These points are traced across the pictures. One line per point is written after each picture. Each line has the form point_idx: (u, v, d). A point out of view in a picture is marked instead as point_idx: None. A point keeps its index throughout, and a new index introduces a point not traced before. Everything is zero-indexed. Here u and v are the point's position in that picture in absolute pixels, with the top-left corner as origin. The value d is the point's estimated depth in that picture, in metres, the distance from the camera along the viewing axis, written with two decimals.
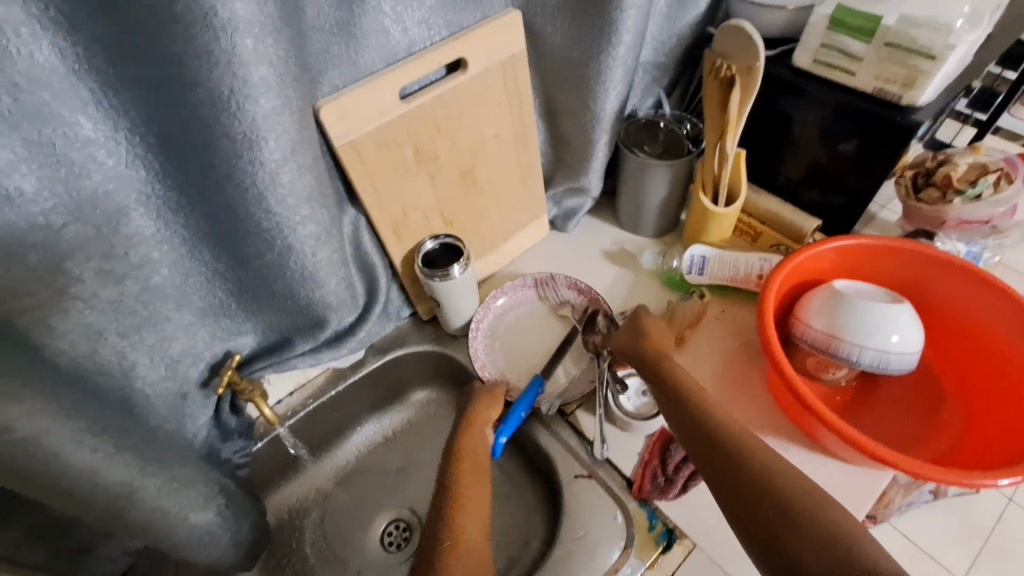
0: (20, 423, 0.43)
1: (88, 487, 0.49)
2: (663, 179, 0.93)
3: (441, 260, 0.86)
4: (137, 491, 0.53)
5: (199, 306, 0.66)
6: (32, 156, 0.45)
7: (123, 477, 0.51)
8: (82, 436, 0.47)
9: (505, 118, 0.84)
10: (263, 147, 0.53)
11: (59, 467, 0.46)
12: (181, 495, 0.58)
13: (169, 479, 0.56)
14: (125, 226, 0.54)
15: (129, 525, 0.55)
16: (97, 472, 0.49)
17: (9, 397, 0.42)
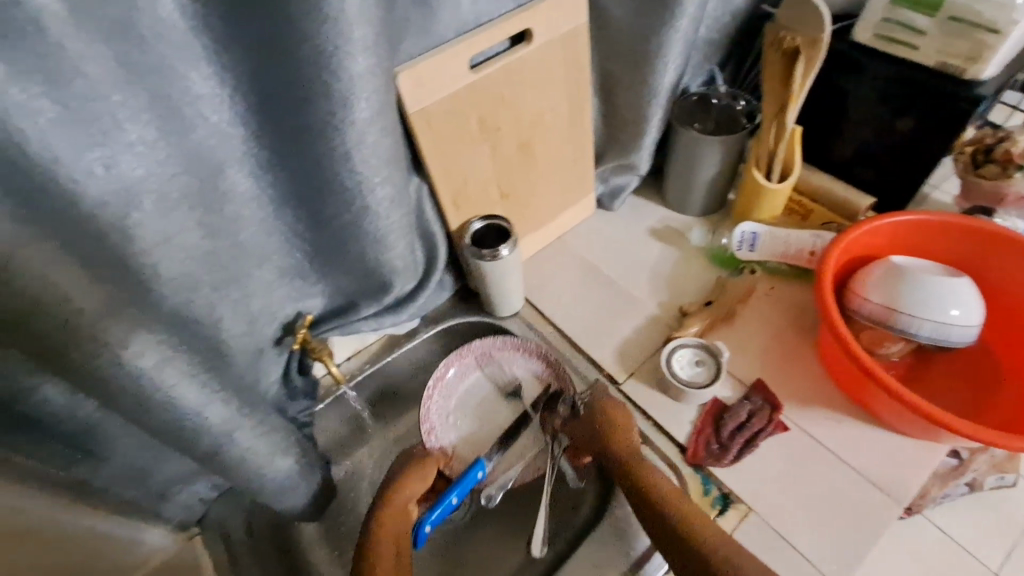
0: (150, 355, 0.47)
1: (194, 420, 0.52)
2: (715, 156, 0.94)
3: (488, 240, 0.87)
4: (235, 431, 0.57)
5: (277, 265, 0.69)
6: (151, 108, 0.48)
7: (224, 417, 0.55)
8: (194, 372, 0.51)
9: (565, 93, 0.85)
10: (355, 107, 0.55)
11: (169, 402, 0.50)
12: (270, 439, 0.62)
13: (261, 423, 0.60)
14: (223, 181, 0.57)
15: (223, 464, 0.58)
16: (201, 412, 0.52)
17: (140, 324, 0.46)
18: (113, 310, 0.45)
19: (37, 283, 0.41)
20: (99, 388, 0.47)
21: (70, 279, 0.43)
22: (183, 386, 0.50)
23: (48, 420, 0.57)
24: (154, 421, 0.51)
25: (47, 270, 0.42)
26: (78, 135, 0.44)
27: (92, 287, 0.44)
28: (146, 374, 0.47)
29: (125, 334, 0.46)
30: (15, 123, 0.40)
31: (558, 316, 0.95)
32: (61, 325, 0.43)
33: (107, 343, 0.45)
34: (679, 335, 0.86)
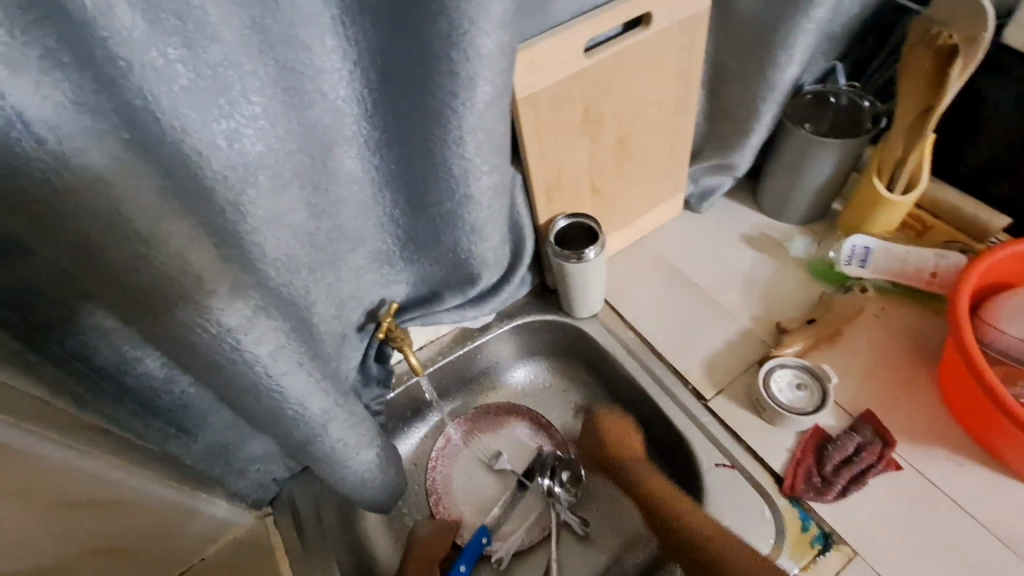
0: (266, 342, 0.49)
1: (296, 409, 0.55)
2: (829, 160, 0.86)
3: (576, 240, 0.83)
4: (329, 421, 0.58)
5: (369, 250, 0.67)
6: (276, 81, 0.45)
7: (324, 407, 0.57)
8: (302, 361, 0.53)
9: (674, 84, 0.78)
10: (477, 89, 0.51)
11: (278, 390, 0.52)
12: (356, 430, 0.61)
13: (354, 412, 0.61)
14: (332, 161, 0.55)
15: (314, 452, 0.60)
16: (304, 402, 0.55)
17: (264, 312, 0.49)
18: (237, 296, 0.46)
19: (173, 259, 0.43)
20: (216, 372, 0.50)
21: (204, 258, 0.44)
22: (292, 376, 0.53)
23: (146, 393, 0.58)
24: (264, 405, 0.54)
25: (184, 246, 0.43)
26: (207, 102, 0.41)
27: (223, 269, 0.45)
28: (259, 363, 0.50)
29: (244, 321, 0.47)
30: (150, 88, 0.37)
31: (640, 321, 0.89)
32: (190, 306, 0.45)
33: (229, 328, 0.47)
34: (779, 353, 0.79)
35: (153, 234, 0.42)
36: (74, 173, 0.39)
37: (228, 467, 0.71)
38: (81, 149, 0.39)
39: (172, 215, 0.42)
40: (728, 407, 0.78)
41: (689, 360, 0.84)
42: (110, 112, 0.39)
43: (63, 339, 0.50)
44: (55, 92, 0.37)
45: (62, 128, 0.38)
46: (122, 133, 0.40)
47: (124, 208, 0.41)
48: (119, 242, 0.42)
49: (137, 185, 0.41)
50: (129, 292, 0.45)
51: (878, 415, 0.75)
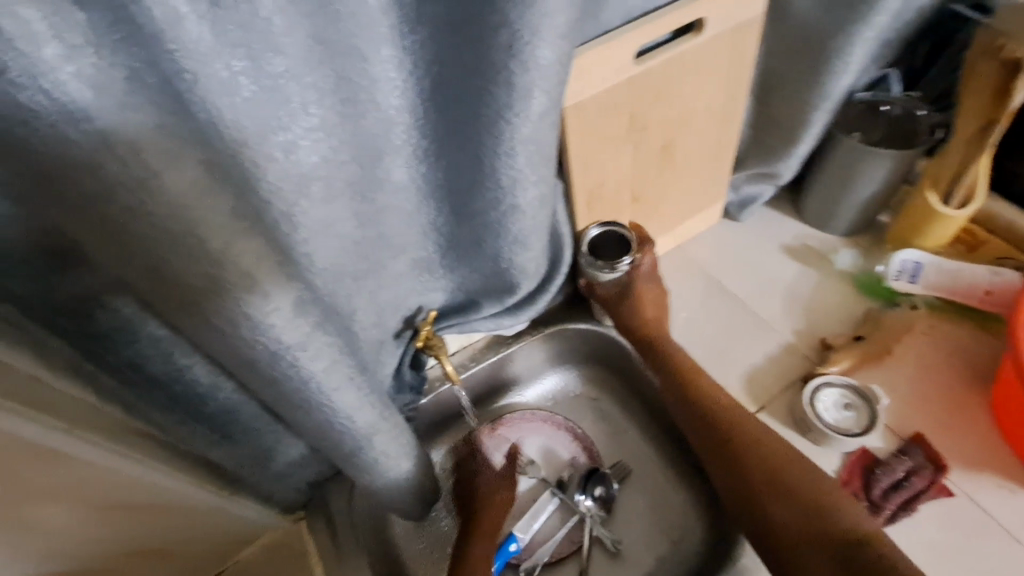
0: (321, 363, 0.48)
1: (345, 423, 0.55)
2: (881, 171, 0.82)
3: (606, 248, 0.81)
4: (375, 433, 0.58)
5: (410, 258, 0.66)
6: (334, 91, 0.44)
7: (370, 420, 0.57)
8: (353, 375, 0.53)
9: (721, 91, 0.76)
10: (533, 100, 0.50)
11: (328, 405, 0.52)
12: (398, 441, 0.61)
13: (397, 424, 0.61)
14: (380, 170, 0.54)
15: (357, 462, 0.60)
16: (352, 415, 0.55)
17: (322, 329, 0.48)
18: (298, 313, 0.45)
19: (240, 279, 0.40)
20: (273, 386, 0.50)
21: (271, 276, 0.42)
22: (342, 391, 0.52)
23: (193, 398, 0.57)
24: (310, 417, 0.53)
25: (254, 267, 0.40)
26: (267, 113, 0.40)
27: (287, 285, 0.43)
28: (314, 379, 0.49)
29: (301, 338, 0.46)
30: (214, 100, 0.36)
31: (678, 332, 0.87)
32: (249, 326, 0.43)
33: (287, 345, 0.45)
34: (824, 370, 0.77)
35: (224, 254, 0.39)
36: (151, 194, 0.36)
37: (263, 472, 0.70)
38: (157, 168, 0.35)
39: (243, 233, 0.40)
40: (770, 424, 0.77)
41: (729, 374, 0.82)
42: (185, 131, 0.36)
43: (115, 348, 0.49)
44: (139, 113, 0.34)
45: (142, 147, 0.34)
46: (198, 152, 0.37)
47: (200, 231, 0.38)
48: (194, 266, 0.39)
49: (212, 206, 0.37)
50: (196, 317, 0.43)
51: (929, 439, 0.72)
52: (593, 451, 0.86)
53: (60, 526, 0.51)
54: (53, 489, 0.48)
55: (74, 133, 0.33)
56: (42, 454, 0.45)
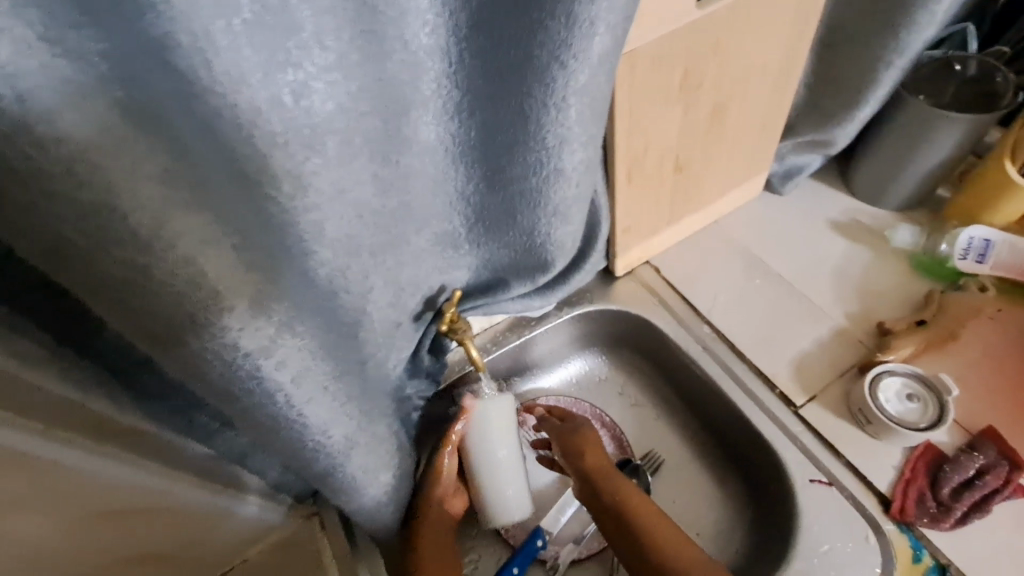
0: (289, 366, 0.41)
1: (317, 440, 0.48)
2: (951, 139, 0.74)
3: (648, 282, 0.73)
4: (346, 448, 0.52)
5: (434, 232, 0.58)
6: (355, 21, 0.36)
7: (344, 431, 0.50)
8: (326, 385, 0.46)
9: (782, 46, 0.67)
10: (594, 38, 0.42)
11: (300, 421, 0.45)
12: (369, 455, 0.55)
13: (371, 435, 0.55)
14: (407, 126, 0.45)
15: (331, 481, 0.54)
16: (325, 429, 0.48)
17: (291, 325, 0.40)
18: (256, 313, 0.37)
19: (183, 270, 0.33)
20: (246, 399, 0.41)
21: (221, 269, 0.35)
22: (314, 403, 0.45)
23: (190, 391, 0.49)
24: (278, 435, 0.46)
25: (195, 254, 0.33)
26: (275, 43, 0.32)
27: (244, 282, 0.36)
28: (281, 390, 0.42)
29: (263, 345, 0.38)
30: (203, 24, 0.29)
31: (718, 317, 0.79)
32: (198, 332, 0.35)
33: (247, 352, 0.38)
34: (882, 359, 0.70)
35: (160, 244, 0.32)
36: (45, 151, 0.27)
37: (266, 466, 0.63)
38: (54, 111, 0.27)
39: (178, 210, 0.32)
40: (824, 416, 0.70)
41: (775, 360, 0.75)
42: (96, 62, 0.27)
43: (98, 333, 0.42)
44: (18, 29, 0.24)
45: (25, 80, 0.25)
46: (116, 93, 0.29)
47: (119, 203, 0.30)
48: (118, 249, 0.31)
49: (132, 173, 0.30)
50: (144, 318, 0.35)
51: (1001, 433, 0.67)
52: (623, 441, 0.80)
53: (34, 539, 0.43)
54: (24, 499, 0.40)
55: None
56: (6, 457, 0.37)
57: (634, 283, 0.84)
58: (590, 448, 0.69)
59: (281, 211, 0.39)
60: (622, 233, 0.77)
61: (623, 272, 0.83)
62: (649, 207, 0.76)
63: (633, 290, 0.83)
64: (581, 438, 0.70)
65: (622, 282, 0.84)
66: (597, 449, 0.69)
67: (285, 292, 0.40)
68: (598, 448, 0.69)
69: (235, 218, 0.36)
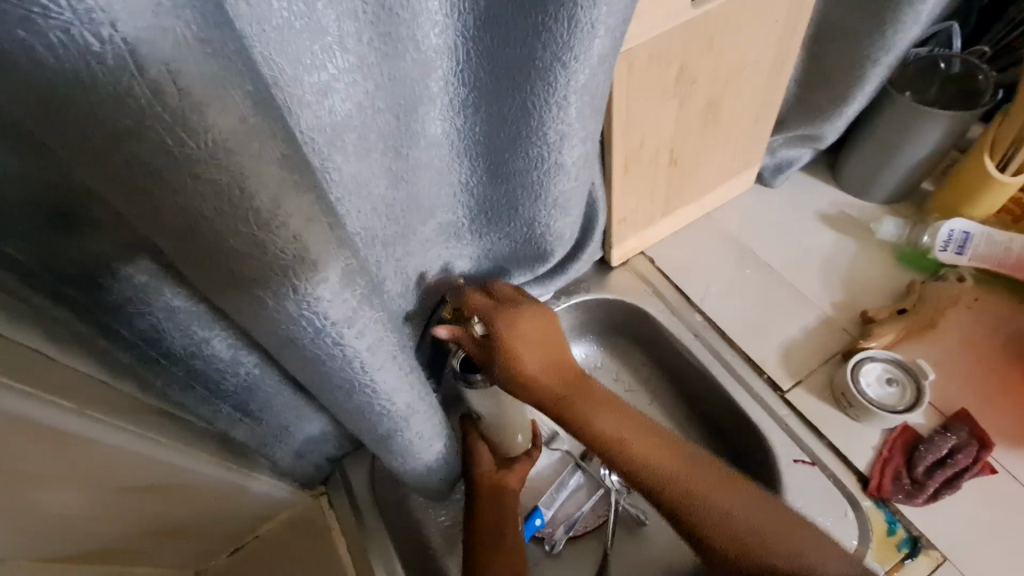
0: (363, 337, 0.41)
1: (384, 406, 0.47)
2: (935, 137, 0.77)
3: None
4: (413, 413, 0.51)
5: (439, 222, 0.61)
6: (374, 23, 0.38)
7: (409, 400, 0.50)
8: (395, 353, 0.45)
9: (774, 43, 0.69)
10: (595, 41, 0.44)
11: (370, 388, 0.45)
12: (428, 420, 0.54)
13: (433, 402, 0.55)
14: (416, 123, 0.48)
15: (389, 445, 0.53)
16: (392, 396, 0.47)
17: (367, 298, 0.40)
18: (346, 284, 0.36)
19: (291, 246, 0.31)
20: (307, 372, 0.42)
21: (322, 242, 0.33)
22: (387, 370, 0.45)
23: (213, 376, 0.52)
24: (346, 401, 0.46)
25: (304, 230, 0.31)
26: (301, 47, 0.34)
27: (336, 252, 0.35)
28: (357, 357, 0.41)
29: (348, 314, 0.38)
30: (243, 25, 0.31)
31: (710, 306, 0.82)
32: (295, 300, 0.34)
33: (334, 321, 0.37)
34: (865, 345, 0.74)
35: (275, 217, 0.30)
36: (194, 137, 0.25)
37: (277, 447, 0.66)
38: (201, 103, 0.24)
39: (295, 189, 0.30)
40: (808, 400, 0.74)
41: (765, 347, 0.78)
42: (233, 52, 0.25)
43: (130, 322, 0.44)
44: (174, 21, 0.22)
45: (183, 73, 0.23)
46: (246, 82, 0.26)
47: (251, 185, 0.28)
48: (238, 226, 0.29)
49: (260, 157, 0.28)
50: (229, 292, 0.34)
51: (973, 415, 0.71)
52: None
53: (68, 515, 0.45)
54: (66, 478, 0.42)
55: (94, 48, 0.21)
56: (46, 438, 0.38)
57: (629, 273, 0.86)
58: (542, 358, 0.59)
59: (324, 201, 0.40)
60: (619, 224, 0.79)
61: (619, 262, 0.86)
62: (645, 198, 0.79)
63: (628, 279, 0.86)
64: (530, 346, 0.58)
65: (617, 272, 0.87)
66: (549, 353, 0.60)
67: (359, 265, 0.38)
68: (555, 350, 0.60)
69: None
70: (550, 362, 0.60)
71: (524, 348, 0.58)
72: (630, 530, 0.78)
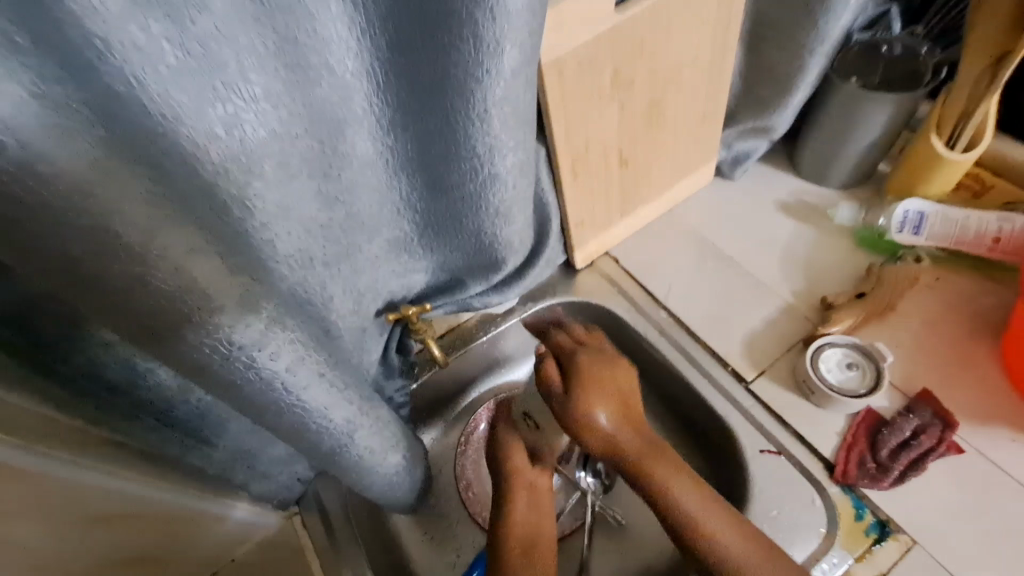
0: (284, 356, 0.43)
1: (320, 423, 0.48)
2: (879, 120, 0.78)
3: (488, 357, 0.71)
4: (356, 430, 0.52)
5: (385, 238, 0.62)
6: (276, 54, 0.39)
7: (349, 416, 0.50)
8: (323, 371, 0.47)
9: (709, 40, 0.70)
10: (504, 55, 0.45)
11: (299, 405, 0.46)
12: (377, 434, 0.55)
13: (379, 418, 0.55)
14: (343, 143, 0.49)
15: (339, 462, 0.54)
16: (328, 413, 0.48)
17: (278, 322, 0.42)
18: (247, 311, 0.40)
19: (174, 278, 0.36)
20: (234, 396, 0.43)
21: (209, 272, 0.37)
22: (313, 388, 0.46)
23: (162, 405, 0.53)
24: (285, 422, 0.47)
25: (184, 262, 0.36)
26: (201, 84, 0.35)
27: (232, 284, 0.39)
28: (279, 379, 0.43)
29: (256, 337, 0.41)
30: (132, 69, 0.31)
31: (675, 302, 0.83)
32: (193, 329, 0.38)
33: (241, 345, 0.40)
34: (825, 331, 0.74)
35: (149, 254, 0.35)
36: (46, 186, 0.30)
37: (245, 470, 0.66)
38: (47, 154, 0.30)
39: (168, 224, 0.36)
40: (773, 391, 0.74)
41: (729, 339, 0.79)
42: (79, 104, 0.31)
43: (66, 358, 0.45)
44: (9, 85, 0.28)
45: (21, 129, 0.29)
46: (97, 130, 0.32)
47: (114, 225, 0.33)
48: (110, 260, 0.34)
49: (124, 197, 0.33)
50: (130, 328, 0.38)
51: (937, 394, 0.71)
52: None
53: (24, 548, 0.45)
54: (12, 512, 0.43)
55: None
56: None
57: (594, 276, 0.87)
58: (609, 392, 0.62)
59: (238, 222, 0.43)
60: (577, 228, 0.80)
61: (583, 265, 0.86)
62: (601, 200, 0.79)
63: (594, 282, 0.86)
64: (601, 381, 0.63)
65: (583, 275, 0.87)
66: (620, 393, 0.63)
67: (264, 288, 0.42)
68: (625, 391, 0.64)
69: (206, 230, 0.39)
70: (622, 402, 0.63)
71: (597, 391, 0.62)
72: (606, 531, 0.78)
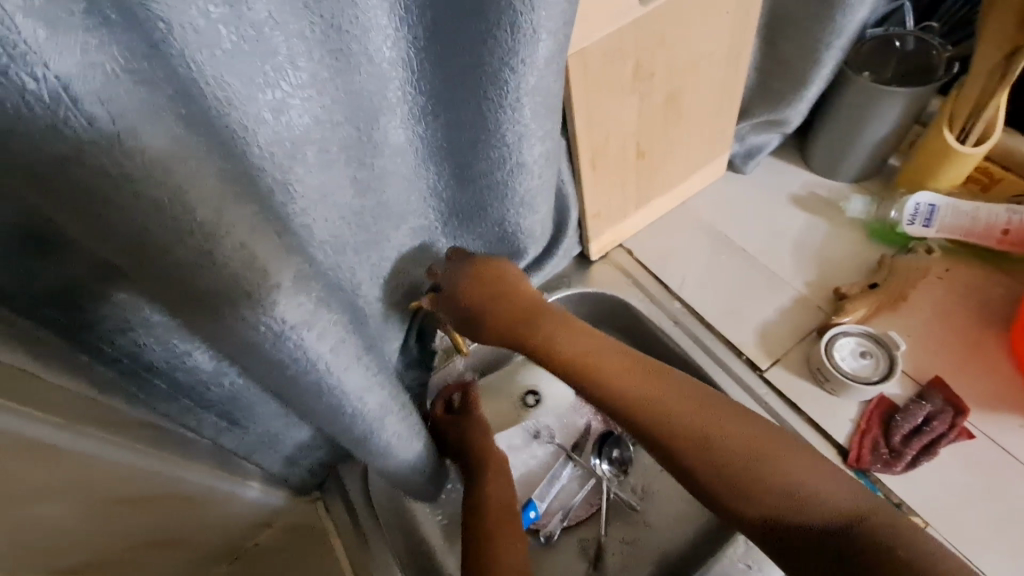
0: (327, 339, 0.44)
1: (355, 407, 0.50)
2: (892, 115, 0.79)
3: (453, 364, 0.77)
4: (388, 412, 0.53)
5: (412, 227, 0.62)
6: (322, 41, 0.40)
7: (382, 397, 0.52)
8: (360, 354, 0.48)
9: (728, 33, 0.71)
10: (539, 43, 0.46)
11: (336, 392, 0.47)
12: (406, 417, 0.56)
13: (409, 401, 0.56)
14: (378, 133, 0.50)
15: (368, 447, 0.55)
16: (362, 398, 0.50)
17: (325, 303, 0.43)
18: (301, 289, 0.40)
19: (239, 255, 0.36)
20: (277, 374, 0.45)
21: (269, 249, 0.37)
22: (351, 371, 0.47)
23: (198, 388, 0.55)
24: (320, 407, 0.49)
25: (249, 240, 0.36)
26: (251, 69, 0.36)
27: (287, 260, 0.39)
28: (322, 360, 0.44)
29: (306, 317, 0.41)
30: (192, 53, 0.32)
31: (688, 292, 0.84)
32: (253, 306, 0.38)
33: (292, 325, 0.40)
34: (838, 321, 0.76)
35: (220, 231, 0.35)
36: (132, 159, 0.30)
37: (269, 454, 0.67)
38: (136, 128, 0.30)
39: (234, 202, 0.35)
40: (787, 379, 0.76)
41: (743, 327, 0.80)
42: (159, 78, 0.31)
43: (110, 338, 0.46)
44: (102, 57, 0.28)
45: (116, 103, 0.28)
46: (174, 106, 0.32)
47: (190, 200, 0.33)
48: (183, 241, 0.34)
49: (197, 174, 0.33)
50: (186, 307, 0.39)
51: (947, 381, 0.73)
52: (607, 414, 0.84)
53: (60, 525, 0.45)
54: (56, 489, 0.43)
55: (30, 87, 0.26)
56: (30, 451, 0.40)
57: (609, 266, 0.88)
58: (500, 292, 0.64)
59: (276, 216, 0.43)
60: (594, 218, 0.81)
61: (597, 256, 0.88)
62: (617, 192, 0.81)
63: (609, 272, 0.88)
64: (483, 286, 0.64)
65: (598, 266, 0.88)
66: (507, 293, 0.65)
67: (313, 270, 0.43)
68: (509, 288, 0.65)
69: (265, 210, 0.39)
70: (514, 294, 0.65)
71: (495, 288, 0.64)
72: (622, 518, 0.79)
